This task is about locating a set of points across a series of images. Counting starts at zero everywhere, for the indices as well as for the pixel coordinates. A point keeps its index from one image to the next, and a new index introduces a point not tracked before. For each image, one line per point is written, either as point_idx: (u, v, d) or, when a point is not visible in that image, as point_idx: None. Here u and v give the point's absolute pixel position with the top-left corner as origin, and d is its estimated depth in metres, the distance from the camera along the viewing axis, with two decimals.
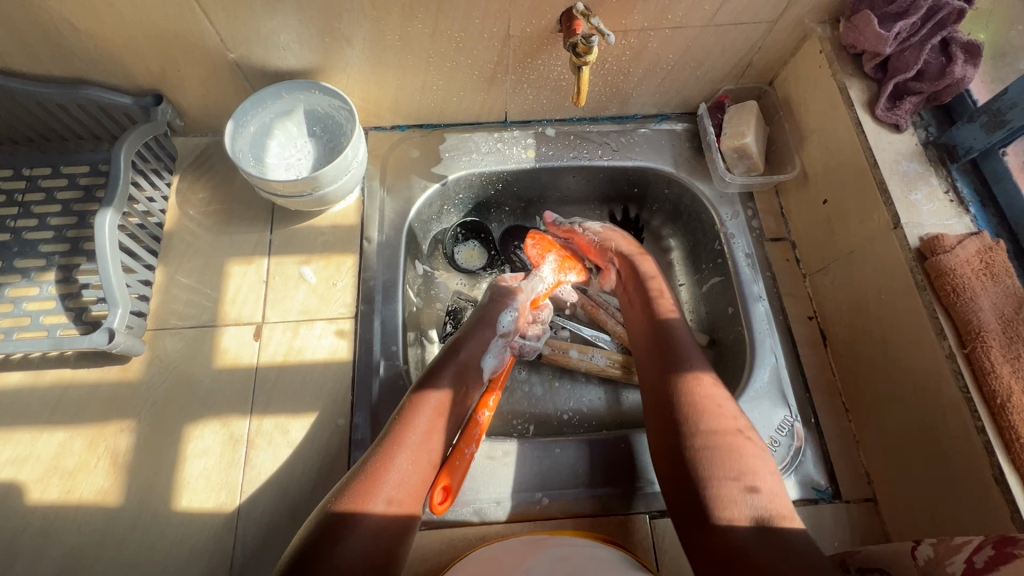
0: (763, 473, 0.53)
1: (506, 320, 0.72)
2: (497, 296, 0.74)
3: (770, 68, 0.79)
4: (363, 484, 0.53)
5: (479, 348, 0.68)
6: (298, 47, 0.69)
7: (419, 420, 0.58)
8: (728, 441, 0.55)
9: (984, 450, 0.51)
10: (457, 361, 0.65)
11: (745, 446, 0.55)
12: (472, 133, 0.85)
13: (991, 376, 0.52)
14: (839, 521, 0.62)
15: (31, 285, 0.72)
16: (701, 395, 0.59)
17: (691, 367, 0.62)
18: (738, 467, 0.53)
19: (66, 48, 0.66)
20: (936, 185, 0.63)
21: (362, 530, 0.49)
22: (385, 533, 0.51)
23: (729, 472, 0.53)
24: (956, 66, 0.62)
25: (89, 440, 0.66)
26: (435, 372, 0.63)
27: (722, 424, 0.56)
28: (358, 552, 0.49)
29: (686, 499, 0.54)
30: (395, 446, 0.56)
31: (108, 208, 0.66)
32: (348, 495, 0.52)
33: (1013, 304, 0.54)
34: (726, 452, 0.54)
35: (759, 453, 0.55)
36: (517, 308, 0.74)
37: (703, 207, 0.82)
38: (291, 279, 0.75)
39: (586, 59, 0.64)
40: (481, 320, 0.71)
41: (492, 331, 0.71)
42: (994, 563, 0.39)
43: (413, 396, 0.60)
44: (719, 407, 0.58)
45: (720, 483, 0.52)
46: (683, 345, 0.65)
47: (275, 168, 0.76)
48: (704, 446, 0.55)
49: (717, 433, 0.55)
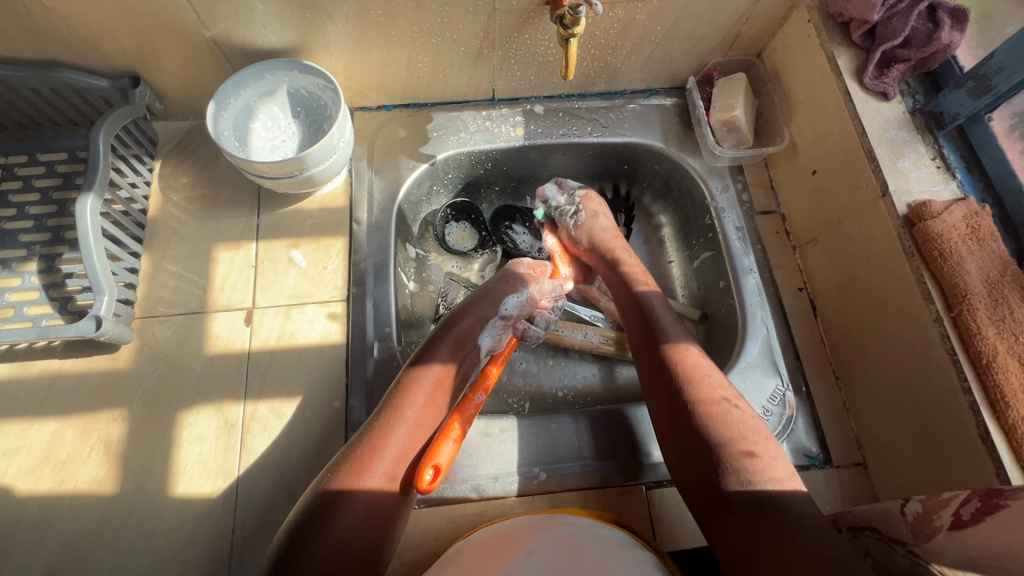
0: (759, 439, 0.54)
1: (511, 302, 0.70)
2: (508, 278, 0.73)
3: (759, 39, 0.78)
4: (363, 455, 0.53)
5: (478, 325, 0.66)
6: (278, 24, 0.67)
7: (418, 394, 0.58)
8: (719, 414, 0.55)
9: (970, 410, 0.52)
10: (453, 336, 0.64)
11: (735, 413, 0.56)
12: (460, 112, 0.84)
13: (977, 337, 0.53)
14: (830, 486, 0.64)
15: (12, 275, 0.70)
16: (683, 366, 0.60)
17: (672, 342, 0.63)
18: (733, 434, 0.54)
19: (37, 28, 0.64)
20: (923, 152, 0.63)
21: (362, 502, 0.50)
22: (383, 505, 0.52)
23: (731, 441, 0.53)
24: (943, 32, 0.62)
25: (81, 430, 0.65)
26: (431, 347, 0.62)
27: (706, 393, 0.57)
28: (357, 524, 0.49)
29: (685, 463, 0.55)
30: (390, 424, 0.55)
31: (88, 193, 0.65)
32: (348, 467, 0.52)
33: (998, 267, 0.55)
34: (717, 421, 0.55)
35: (746, 415, 0.56)
36: (526, 296, 0.72)
37: (694, 181, 0.81)
38: (280, 264, 0.75)
39: (573, 31, 0.63)
40: (485, 294, 0.69)
41: (492, 308, 0.69)
42: (980, 515, 0.40)
43: (410, 370, 0.60)
44: (704, 377, 0.58)
45: (723, 454, 0.53)
46: (660, 321, 0.66)
47: (260, 149, 0.74)
48: (701, 422, 0.55)
49: (707, 404, 0.56)
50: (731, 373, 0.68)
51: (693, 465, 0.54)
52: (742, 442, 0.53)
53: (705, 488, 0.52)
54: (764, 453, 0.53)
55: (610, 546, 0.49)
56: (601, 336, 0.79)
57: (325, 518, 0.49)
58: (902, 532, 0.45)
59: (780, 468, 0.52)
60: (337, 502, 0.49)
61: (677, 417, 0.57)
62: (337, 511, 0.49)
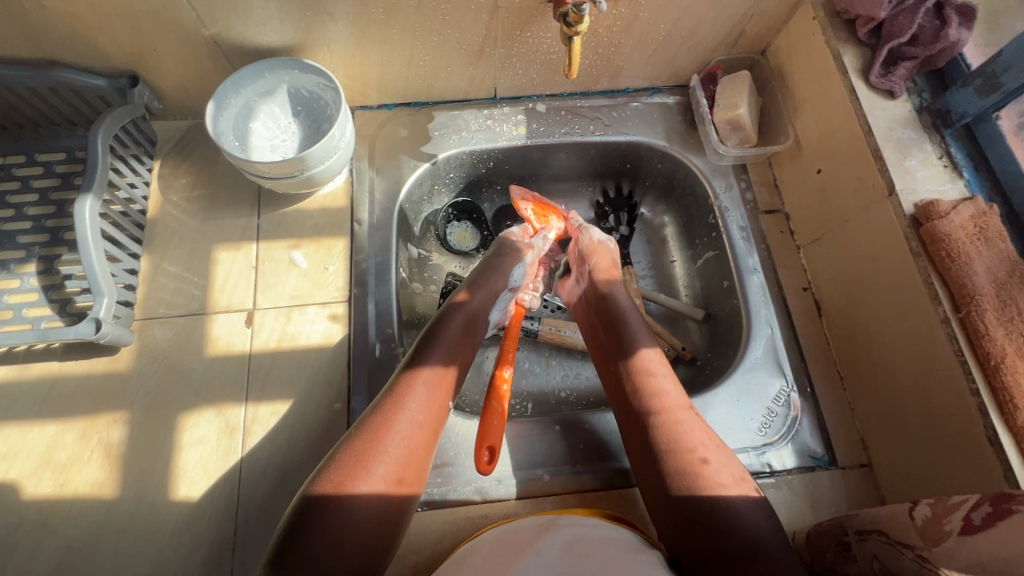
0: (708, 446, 0.54)
1: (518, 274, 0.74)
2: (507, 248, 0.74)
3: (763, 36, 0.78)
4: (360, 453, 0.52)
5: (489, 300, 0.69)
6: (278, 23, 0.67)
7: (416, 394, 0.57)
8: (669, 419, 0.56)
9: (978, 411, 0.52)
10: (466, 314, 0.66)
11: (689, 419, 0.56)
12: (461, 111, 0.83)
13: (985, 338, 0.52)
14: (836, 487, 0.63)
15: (11, 277, 0.69)
16: (645, 375, 0.60)
17: (637, 347, 0.63)
18: (686, 442, 0.54)
19: (34, 27, 0.63)
20: (931, 151, 0.63)
21: (363, 502, 0.50)
22: (385, 502, 0.51)
23: (680, 450, 0.53)
24: (951, 30, 0.62)
25: (81, 433, 0.65)
26: (428, 344, 0.62)
27: (664, 404, 0.57)
28: (358, 524, 0.49)
29: (645, 472, 0.55)
30: (388, 426, 0.54)
31: (87, 194, 0.64)
32: (339, 469, 0.51)
33: (1006, 267, 0.55)
34: (671, 430, 0.55)
35: (701, 424, 0.56)
36: (528, 264, 0.75)
37: (697, 180, 0.81)
38: (281, 264, 0.74)
39: (577, 29, 0.62)
40: (495, 269, 0.71)
41: (502, 282, 0.71)
42: (991, 520, 0.39)
43: (406, 371, 0.59)
44: (662, 387, 0.59)
45: (673, 464, 0.53)
46: (627, 327, 0.66)
47: (260, 149, 0.74)
48: (650, 425, 0.56)
49: (663, 411, 0.57)
50: (736, 373, 0.68)
51: (653, 474, 0.54)
52: (692, 451, 0.53)
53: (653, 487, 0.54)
54: (709, 463, 0.53)
55: (617, 548, 0.48)
56: None
57: (325, 519, 0.48)
58: (910, 536, 0.44)
59: (729, 475, 0.52)
60: (336, 503, 0.49)
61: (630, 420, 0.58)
62: (336, 515, 0.48)
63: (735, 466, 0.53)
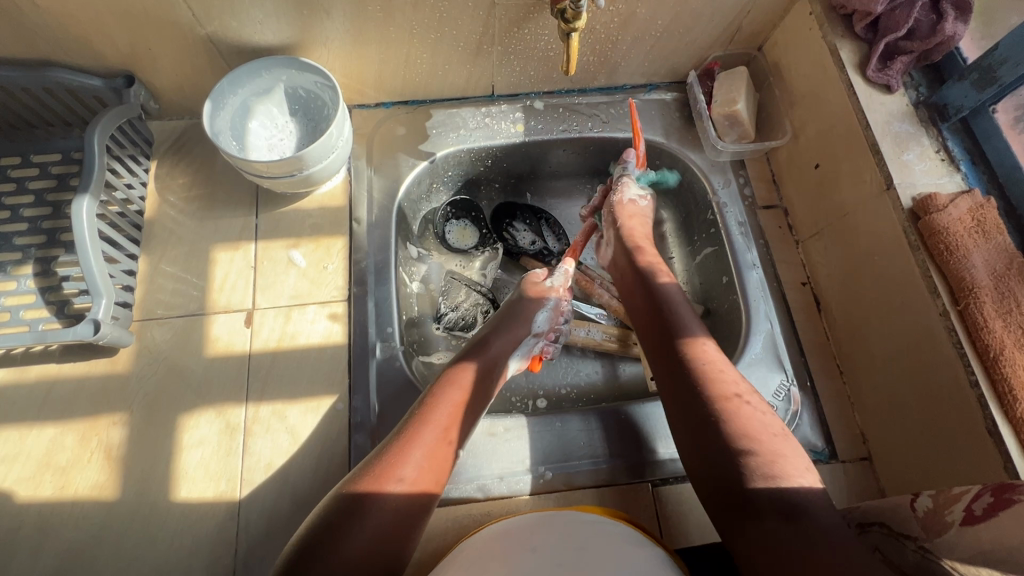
0: (764, 436, 0.53)
1: (540, 320, 0.72)
2: (527, 292, 0.73)
3: (760, 32, 0.78)
4: (389, 458, 0.53)
5: (509, 345, 0.68)
6: (273, 21, 0.66)
7: (453, 394, 0.59)
8: (730, 406, 0.55)
9: (978, 403, 0.52)
10: (485, 356, 0.65)
11: (746, 408, 0.55)
12: (458, 108, 0.83)
13: (984, 330, 0.53)
14: (836, 480, 0.64)
15: (7, 279, 0.69)
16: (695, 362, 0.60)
17: (685, 334, 0.63)
18: (745, 430, 0.53)
19: (28, 27, 0.63)
20: (927, 145, 0.63)
21: (385, 504, 0.50)
22: (412, 507, 0.51)
23: (735, 439, 0.52)
24: (947, 24, 0.62)
25: (81, 435, 0.65)
26: (462, 357, 0.64)
27: (722, 390, 0.56)
28: (385, 522, 0.49)
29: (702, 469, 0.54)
30: (423, 424, 0.55)
31: (84, 194, 0.64)
32: (372, 470, 0.52)
33: (1004, 259, 0.55)
34: (732, 419, 0.54)
35: (761, 412, 0.55)
36: (553, 306, 0.74)
37: (694, 176, 0.81)
38: (280, 264, 0.74)
39: (575, 25, 0.62)
40: (517, 316, 0.70)
41: (525, 328, 0.70)
42: (992, 511, 0.39)
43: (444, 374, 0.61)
44: (718, 373, 0.58)
45: (732, 455, 0.52)
46: (675, 315, 0.65)
47: (258, 149, 0.74)
48: (706, 413, 0.55)
49: (720, 400, 0.55)
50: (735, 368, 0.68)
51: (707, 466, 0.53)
52: (750, 438, 0.52)
53: (704, 480, 0.53)
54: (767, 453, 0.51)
55: (620, 542, 0.48)
56: (604, 333, 0.80)
57: (348, 519, 0.48)
58: (911, 527, 0.44)
59: (792, 465, 0.51)
60: (364, 501, 0.49)
61: (680, 409, 0.58)
62: (364, 513, 0.49)
63: (792, 458, 0.51)
